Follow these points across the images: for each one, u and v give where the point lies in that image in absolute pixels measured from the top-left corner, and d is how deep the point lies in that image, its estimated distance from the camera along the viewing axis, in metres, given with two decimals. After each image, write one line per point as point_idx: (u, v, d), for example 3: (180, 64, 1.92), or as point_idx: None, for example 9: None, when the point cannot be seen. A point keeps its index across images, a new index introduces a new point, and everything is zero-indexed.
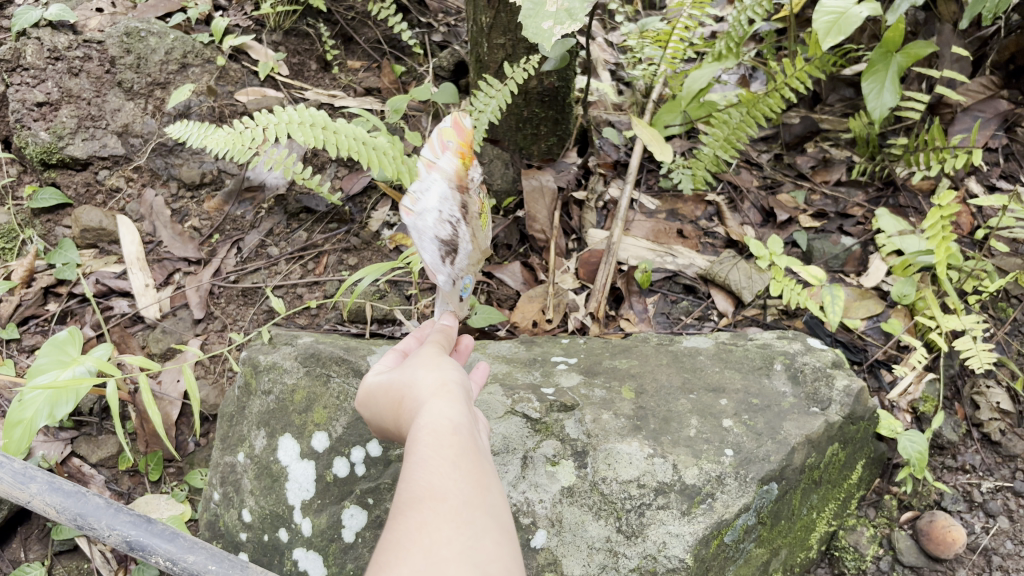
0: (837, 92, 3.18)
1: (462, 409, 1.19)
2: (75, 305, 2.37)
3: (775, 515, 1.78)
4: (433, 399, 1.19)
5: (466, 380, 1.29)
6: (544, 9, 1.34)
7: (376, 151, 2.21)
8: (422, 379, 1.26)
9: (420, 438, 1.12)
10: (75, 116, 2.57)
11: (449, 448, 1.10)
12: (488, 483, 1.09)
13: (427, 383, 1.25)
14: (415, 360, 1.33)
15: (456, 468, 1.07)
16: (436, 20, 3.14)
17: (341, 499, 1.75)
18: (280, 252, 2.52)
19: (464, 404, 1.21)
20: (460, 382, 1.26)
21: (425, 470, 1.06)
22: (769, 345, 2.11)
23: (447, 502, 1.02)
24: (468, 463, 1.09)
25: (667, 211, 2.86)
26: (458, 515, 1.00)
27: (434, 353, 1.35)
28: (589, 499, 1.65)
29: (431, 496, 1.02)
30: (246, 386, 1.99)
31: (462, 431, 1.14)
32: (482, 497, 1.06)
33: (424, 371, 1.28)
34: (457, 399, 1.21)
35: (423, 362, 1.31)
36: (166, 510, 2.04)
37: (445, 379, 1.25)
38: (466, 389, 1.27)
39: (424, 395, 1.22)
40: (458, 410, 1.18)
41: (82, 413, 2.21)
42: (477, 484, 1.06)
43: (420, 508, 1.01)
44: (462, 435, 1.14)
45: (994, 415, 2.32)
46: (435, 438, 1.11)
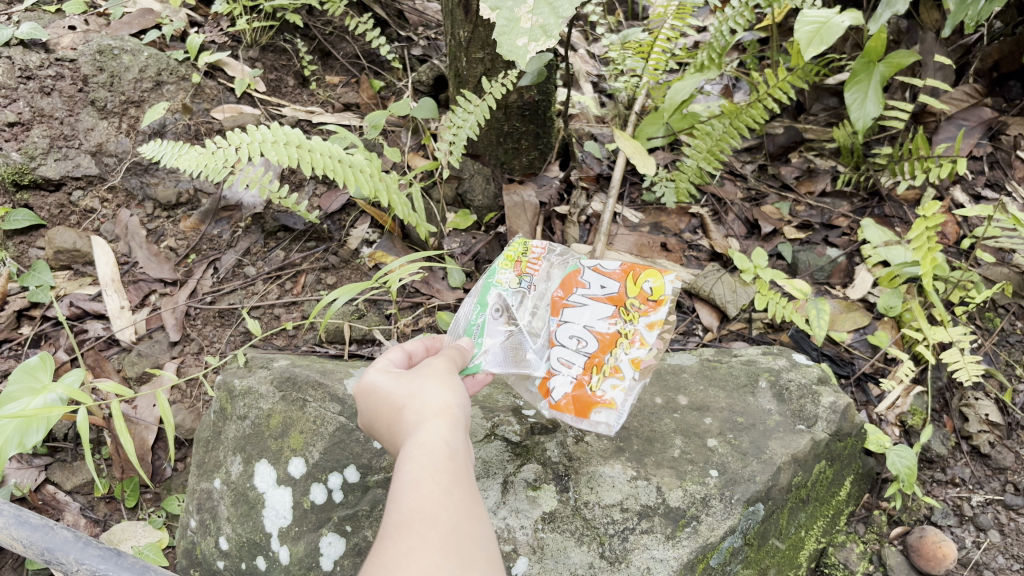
0: (821, 101, 3.17)
1: (460, 437, 1.15)
2: (49, 328, 2.30)
3: (761, 536, 1.73)
4: (430, 421, 1.16)
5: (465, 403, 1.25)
6: (519, 25, 1.22)
7: (352, 168, 2.17)
8: (422, 397, 1.23)
9: (415, 459, 1.08)
10: (47, 136, 2.53)
11: (443, 475, 1.06)
12: (481, 516, 1.05)
13: (429, 402, 1.21)
14: (419, 375, 1.29)
15: (450, 497, 1.03)
16: (415, 33, 3.13)
17: (318, 526, 1.70)
18: (257, 272, 2.48)
19: (460, 433, 1.17)
20: (460, 406, 1.23)
21: (417, 494, 1.02)
22: (754, 361, 2.07)
23: (437, 529, 0.98)
24: (460, 493, 1.05)
25: (651, 225, 2.83)
26: (447, 543, 0.96)
27: (440, 369, 1.32)
28: (571, 525, 1.61)
29: (421, 521, 0.98)
30: (222, 411, 1.95)
31: (456, 459, 1.10)
32: (473, 529, 1.02)
33: (429, 389, 1.24)
34: (454, 426, 1.17)
35: (426, 377, 1.28)
36: (143, 537, 1.98)
37: (447, 402, 1.21)
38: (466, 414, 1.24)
39: (422, 414, 1.19)
40: (453, 438, 1.14)
41: (57, 439, 2.17)
42: (468, 517, 1.02)
43: (411, 531, 0.97)
44: (456, 462, 1.10)
45: (983, 428, 2.29)
46: (428, 462, 1.08)
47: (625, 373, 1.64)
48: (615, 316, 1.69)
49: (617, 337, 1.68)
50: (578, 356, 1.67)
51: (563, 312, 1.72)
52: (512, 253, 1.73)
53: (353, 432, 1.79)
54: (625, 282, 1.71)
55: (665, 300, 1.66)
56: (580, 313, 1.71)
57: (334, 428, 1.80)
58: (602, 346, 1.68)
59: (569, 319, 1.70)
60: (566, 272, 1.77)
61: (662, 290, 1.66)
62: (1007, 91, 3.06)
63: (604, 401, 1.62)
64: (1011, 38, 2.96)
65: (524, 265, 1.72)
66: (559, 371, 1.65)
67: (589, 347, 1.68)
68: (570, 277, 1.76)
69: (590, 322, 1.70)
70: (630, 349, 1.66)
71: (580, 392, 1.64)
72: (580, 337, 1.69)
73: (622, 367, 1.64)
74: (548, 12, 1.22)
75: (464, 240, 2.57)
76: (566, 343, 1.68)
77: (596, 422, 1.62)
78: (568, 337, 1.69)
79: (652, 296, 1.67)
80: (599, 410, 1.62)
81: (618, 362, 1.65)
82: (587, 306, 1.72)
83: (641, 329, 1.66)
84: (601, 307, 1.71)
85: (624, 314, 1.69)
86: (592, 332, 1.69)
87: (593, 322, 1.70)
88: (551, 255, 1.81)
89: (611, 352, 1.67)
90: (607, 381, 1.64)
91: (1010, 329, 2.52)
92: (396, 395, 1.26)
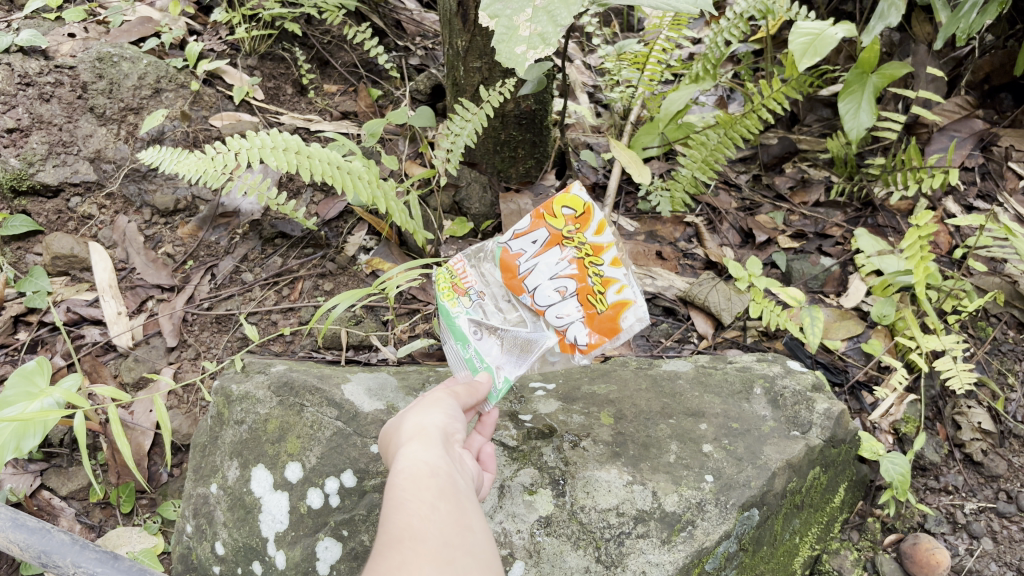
0: (815, 112, 3.26)
1: (441, 454, 1.17)
2: (45, 333, 2.30)
3: (756, 542, 1.74)
4: (410, 444, 1.17)
5: (450, 425, 1.27)
6: (517, 34, 1.24)
7: (351, 175, 2.18)
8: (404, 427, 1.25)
9: (398, 482, 1.09)
10: (46, 142, 2.54)
11: (427, 492, 1.06)
12: (471, 526, 1.05)
13: (406, 429, 1.23)
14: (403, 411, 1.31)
15: (435, 511, 1.03)
16: (413, 44, 3.17)
17: (315, 531, 1.69)
18: (254, 278, 2.49)
19: (443, 450, 1.18)
20: (441, 427, 1.24)
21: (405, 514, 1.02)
22: (748, 368, 2.09)
23: (426, 541, 0.98)
24: (446, 507, 1.05)
25: (646, 233, 2.84)
26: (436, 552, 0.96)
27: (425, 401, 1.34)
28: (567, 529, 1.61)
29: (408, 539, 0.98)
30: (219, 416, 1.96)
31: (440, 475, 1.11)
32: (463, 539, 1.02)
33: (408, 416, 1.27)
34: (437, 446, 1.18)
35: (409, 408, 1.30)
36: (138, 543, 1.98)
37: (424, 425, 1.23)
38: (448, 433, 1.25)
39: (404, 440, 1.21)
40: (434, 455, 1.15)
41: (52, 445, 2.16)
42: (456, 528, 1.02)
43: (400, 547, 0.97)
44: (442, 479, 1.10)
45: (975, 436, 2.31)
46: (413, 483, 1.08)
47: (616, 278, 1.60)
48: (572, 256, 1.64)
49: (584, 259, 1.63)
50: (567, 303, 1.63)
51: (526, 284, 1.68)
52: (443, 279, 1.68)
53: (350, 436, 1.80)
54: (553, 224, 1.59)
55: None
56: None
57: (331, 433, 1.81)
58: (575, 276, 1.64)
59: (534, 287, 1.66)
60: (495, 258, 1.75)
61: (579, 202, 1.63)
62: (999, 103, 3.10)
63: (623, 305, 1.60)
64: (1003, 51, 2.99)
65: (461, 285, 1.67)
66: (569, 324, 1.62)
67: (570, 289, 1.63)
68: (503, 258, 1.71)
69: (553, 272, 1.66)
70: None
71: (597, 318, 1.61)
72: (560, 286, 1.65)
73: (610, 275, 1.61)
74: (547, 20, 1.23)
75: (461, 247, 2.59)
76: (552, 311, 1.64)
77: (630, 327, 1.60)
78: (552, 289, 1.65)
79: (574, 216, 1.64)
80: (622, 319, 1.60)
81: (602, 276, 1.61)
82: (538, 265, 1.67)
83: None
84: None
85: (568, 243, 1.65)
86: (562, 277, 1.65)
87: (555, 269, 1.66)
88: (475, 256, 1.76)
89: (587, 274, 1.62)
90: (608, 295, 1.60)
91: (1002, 338, 2.54)
92: (388, 432, 1.29)
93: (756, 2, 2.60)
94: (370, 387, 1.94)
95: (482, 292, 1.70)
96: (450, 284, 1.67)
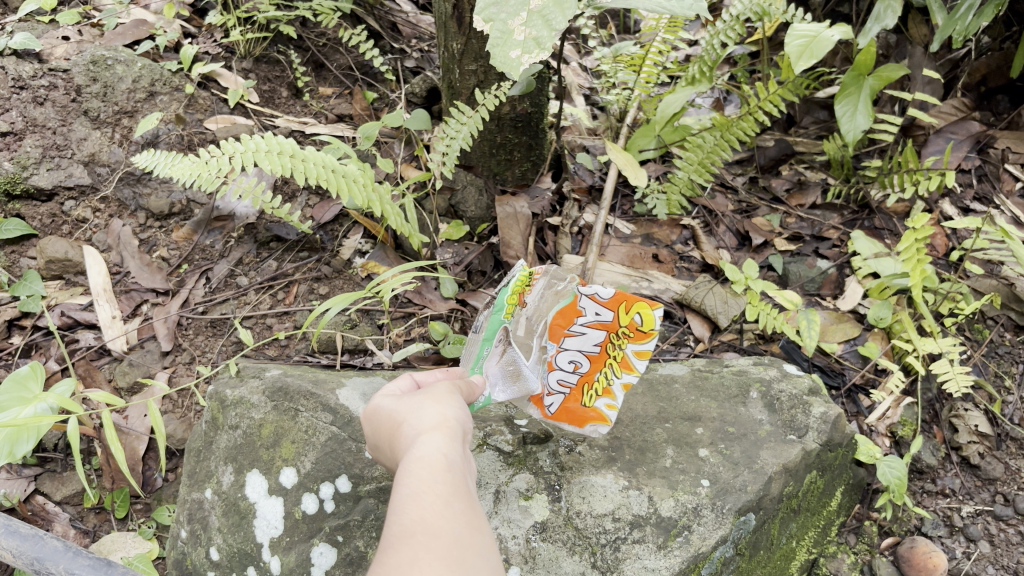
0: (811, 114, 3.22)
1: (457, 450, 1.14)
2: (39, 338, 2.29)
3: (752, 546, 1.74)
4: (429, 435, 1.15)
5: (465, 421, 1.24)
6: (511, 38, 1.23)
7: (346, 178, 2.18)
8: (421, 414, 1.23)
9: (413, 472, 1.06)
10: (40, 146, 2.52)
11: (443, 487, 1.04)
12: (482, 528, 1.03)
13: (423, 419, 1.20)
14: (420, 396, 1.28)
15: (450, 508, 1.01)
16: (408, 46, 3.16)
17: (310, 536, 1.68)
18: (249, 282, 2.48)
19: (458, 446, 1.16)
20: (460, 421, 1.22)
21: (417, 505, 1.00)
22: (745, 371, 2.08)
23: (439, 539, 0.95)
24: (460, 506, 1.03)
25: (642, 236, 2.84)
26: (449, 551, 0.94)
27: (442, 390, 1.32)
28: (563, 535, 1.60)
29: (419, 533, 0.96)
30: (213, 420, 1.94)
31: (455, 470, 1.08)
32: (474, 541, 0.99)
33: (425, 404, 1.24)
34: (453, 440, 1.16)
35: (425, 395, 1.28)
36: (133, 548, 1.97)
37: (443, 417, 1.21)
38: (463, 429, 1.23)
39: (419, 430, 1.18)
40: (452, 450, 1.12)
41: (47, 449, 2.15)
42: (469, 528, 1.00)
43: (413, 542, 0.94)
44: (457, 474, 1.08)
45: (972, 439, 2.29)
46: (428, 474, 1.06)
47: (616, 397, 1.64)
48: (606, 343, 1.62)
49: (608, 358, 1.63)
50: (573, 377, 1.67)
51: (563, 338, 1.64)
52: (516, 286, 1.60)
53: (345, 441, 1.80)
54: (619, 313, 1.56)
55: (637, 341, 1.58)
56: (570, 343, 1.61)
57: (326, 438, 1.80)
58: (594, 365, 1.65)
59: (564, 345, 1.65)
60: (560, 296, 1.66)
61: (652, 324, 1.51)
62: (995, 105, 3.09)
63: (601, 418, 1.66)
64: (999, 53, 3.02)
65: (523, 294, 1.62)
66: (556, 391, 1.67)
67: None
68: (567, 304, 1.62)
69: (585, 347, 1.64)
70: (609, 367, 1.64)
71: (575, 408, 1.68)
72: (576, 361, 1.66)
73: (614, 390, 1.64)
74: (541, 24, 1.23)
75: (457, 250, 2.58)
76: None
77: (589, 433, 1.68)
78: (567, 360, 1.66)
79: (641, 327, 1.54)
80: (592, 424, 1.67)
81: (614, 386, 1.63)
82: (586, 335, 1.63)
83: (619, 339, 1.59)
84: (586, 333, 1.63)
85: (616, 341, 1.60)
86: (584, 356, 1.65)
87: (588, 348, 1.64)
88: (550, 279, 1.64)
89: (602, 371, 1.65)
90: (598, 401, 1.65)
91: (998, 340, 2.54)
92: (397, 413, 1.27)
93: (752, 4, 2.59)
94: (365, 392, 1.94)
95: (529, 312, 1.65)
96: (521, 287, 1.62)
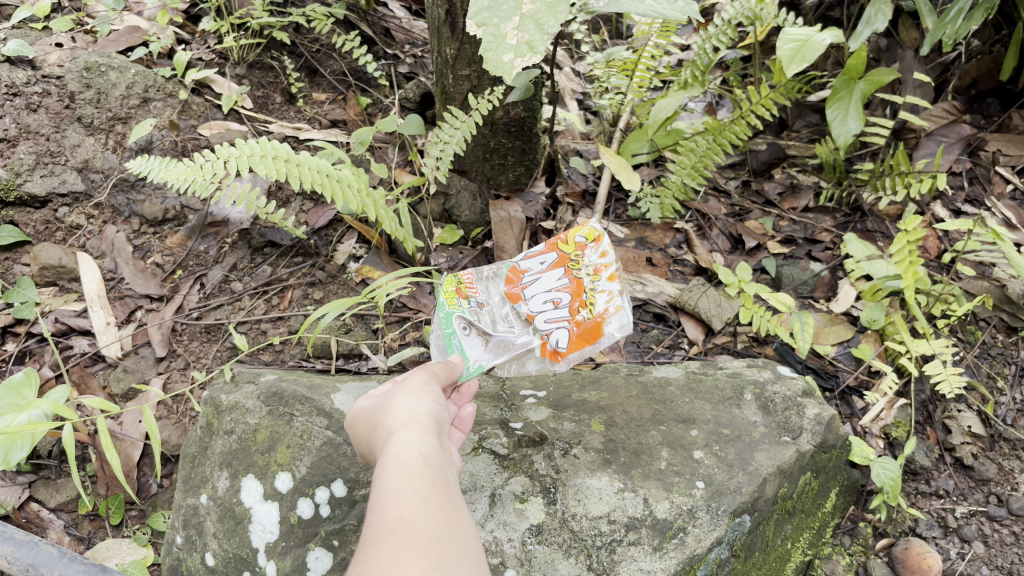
0: (803, 118, 3.27)
1: (433, 443, 1.16)
2: (33, 344, 2.29)
3: (748, 548, 1.74)
4: (403, 432, 1.16)
5: (440, 415, 1.26)
6: (505, 41, 1.24)
7: (341, 183, 2.17)
8: (396, 410, 1.24)
9: (389, 469, 1.08)
10: (33, 152, 2.52)
11: (419, 483, 1.05)
12: (461, 521, 1.04)
13: (399, 415, 1.22)
14: (395, 393, 1.30)
15: (427, 502, 1.02)
16: (402, 52, 3.18)
17: (305, 541, 1.68)
18: (243, 287, 2.48)
19: (434, 440, 1.17)
20: (433, 416, 1.23)
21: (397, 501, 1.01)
22: (739, 374, 2.09)
23: (418, 534, 0.96)
24: (438, 499, 1.04)
25: (636, 239, 2.85)
26: (428, 547, 0.94)
27: (417, 384, 1.34)
28: (558, 538, 1.60)
29: (399, 531, 0.96)
30: (208, 426, 1.94)
31: (432, 465, 1.09)
32: (454, 534, 1.00)
33: (400, 402, 1.26)
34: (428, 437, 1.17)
35: (399, 391, 1.30)
36: (128, 555, 1.97)
37: (416, 413, 1.22)
38: (439, 422, 1.24)
39: (396, 427, 1.20)
40: (428, 444, 1.14)
41: (40, 456, 2.14)
42: (447, 522, 1.01)
43: (393, 539, 0.95)
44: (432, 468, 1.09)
45: (965, 440, 2.31)
46: (403, 471, 1.06)
47: (609, 294, 1.74)
48: (568, 272, 1.78)
49: (580, 281, 1.76)
50: (561, 312, 1.74)
51: (526, 293, 1.79)
52: (450, 283, 1.81)
53: (341, 446, 1.80)
54: (557, 248, 1.81)
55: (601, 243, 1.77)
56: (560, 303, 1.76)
57: (321, 442, 1.81)
58: (571, 293, 1.75)
59: (531, 296, 1.78)
60: (505, 272, 1.86)
61: (591, 231, 1.78)
62: (985, 108, 3.12)
63: (605, 318, 1.72)
64: (989, 56, 3.03)
65: (464, 289, 1.82)
66: (555, 329, 1.73)
67: (565, 301, 1.75)
68: (510, 273, 1.84)
69: (552, 286, 1.78)
70: (596, 277, 1.76)
71: (581, 327, 1.72)
72: (553, 299, 1.76)
73: (604, 287, 1.75)
74: (534, 28, 1.23)
75: (451, 254, 2.60)
76: (543, 314, 1.76)
77: (611, 334, 1.72)
78: (544, 302, 1.76)
79: (588, 239, 1.78)
80: (606, 325, 1.72)
81: (598, 287, 1.75)
82: (542, 280, 1.80)
83: (591, 261, 1.77)
84: (551, 271, 1.80)
85: (575, 265, 1.78)
86: (557, 290, 1.77)
87: (555, 285, 1.78)
88: (482, 272, 1.88)
89: (584, 289, 1.75)
90: (599, 302, 1.73)
91: (990, 342, 2.55)
92: (373, 413, 1.29)
93: (743, 8, 2.62)
94: (360, 396, 1.94)
95: (485, 303, 1.83)
96: (456, 286, 1.81)
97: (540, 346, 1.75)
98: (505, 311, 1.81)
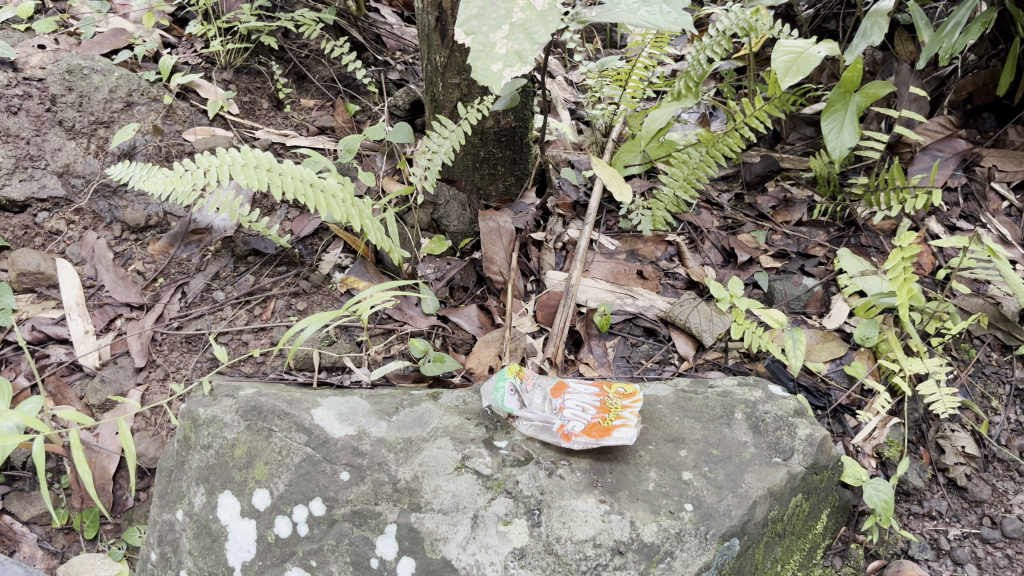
0: (797, 131, 3.23)
1: None
2: (9, 352, 2.21)
3: (737, 572, 1.69)
4: None
5: None
6: (494, 51, 1.19)
7: (325, 193, 2.12)
8: None
9: None
10: (12, 156, 2.47)
11: None
12: None
13: None
14: None
15: None
16: (393, 58, 3.15)
17: (283, 561, 1.64)
18: (225, 297, 2.43)
19: None
20: None
21: None
22: (730, 393, 2.04)
23: None
24: None
25: (626, 252, 2.81)
26: None
27: None
28: (542, 562, 1.55)
29: None
30: (185, 440, 1.87)
31: None
32: None
33: None
34: None
35: None
36: (102, 570, 1.91)
37: None
38: None
39: None
40: None
41: (15, 468, 2.08)
42: None
43: None
44: None
45: (959, 460, 2.28)
46: None
47: (628, 419, 1.79)
48: (603, 396, 1.86)
49: (611, 407, 1.84)
50: (588, 410, 1.82)
51: (564, 394, 1.88)
52: (514, 368, 1.92)
53: (320, 463, 1.74)
54: (603, 392, 1.88)
55: (635, 404, 1.85)
56: (588, 404, 1.84)
57: (300, 459, 1.75)
58: (600, 403, 1.84)
59: (569, 397, 1.86)
60: (554, 383, 1.94)
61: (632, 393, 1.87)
62: (981, 123, 3.09)
63: (622, 425, 1.77)
64: (986, 71, 3.01)
65: (522, 375, 1.91)
66: (576, 420, 1.79)
67: (593, 406, 1.83)
68: (558, 384, 1.93)
69: (587, 395, 1.87)
70: (622, 407, 1.83)
71: (598, 424, 1.78)
72: (586, 403, 1.84)
73: (626, 417, 1.80)
74: (523, 37, 1.20)
75: (438, 265, 2.56)
76: (572, 411, 1.82)
77: (618, 437, 1.74)
78: (577, 403, 1.84)
79: (622, 393, 1.88)
80: (617, 430, 1.75)
81: (622, 416, 1.80)
82: (580, 392, 1.89)
83: (624, 403, 1.85)
84: (587, 389, 1.89)
85: (611, 399, 1.86)
86: (590, 398, 1.85)
87: (588, 395, 1.87)
88: (538, 380, 1.97)
89: (612, 407, 1.83)
90: (620, 418, 1.80)
91: (985, 360, 2.52)
92: None
93: (739, 19, 2.55)
94: (341, 412, 1.88)
95: (534, 393, 1.90)
96: (518, 370, 1.91)
97: (557, 429, 1.78)
98: (547, 403, 1.88)
